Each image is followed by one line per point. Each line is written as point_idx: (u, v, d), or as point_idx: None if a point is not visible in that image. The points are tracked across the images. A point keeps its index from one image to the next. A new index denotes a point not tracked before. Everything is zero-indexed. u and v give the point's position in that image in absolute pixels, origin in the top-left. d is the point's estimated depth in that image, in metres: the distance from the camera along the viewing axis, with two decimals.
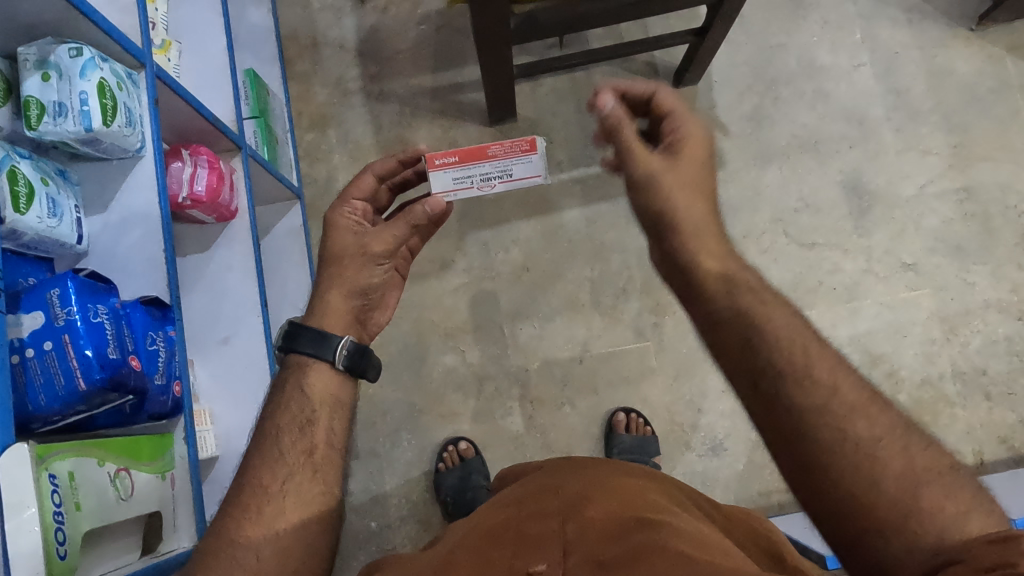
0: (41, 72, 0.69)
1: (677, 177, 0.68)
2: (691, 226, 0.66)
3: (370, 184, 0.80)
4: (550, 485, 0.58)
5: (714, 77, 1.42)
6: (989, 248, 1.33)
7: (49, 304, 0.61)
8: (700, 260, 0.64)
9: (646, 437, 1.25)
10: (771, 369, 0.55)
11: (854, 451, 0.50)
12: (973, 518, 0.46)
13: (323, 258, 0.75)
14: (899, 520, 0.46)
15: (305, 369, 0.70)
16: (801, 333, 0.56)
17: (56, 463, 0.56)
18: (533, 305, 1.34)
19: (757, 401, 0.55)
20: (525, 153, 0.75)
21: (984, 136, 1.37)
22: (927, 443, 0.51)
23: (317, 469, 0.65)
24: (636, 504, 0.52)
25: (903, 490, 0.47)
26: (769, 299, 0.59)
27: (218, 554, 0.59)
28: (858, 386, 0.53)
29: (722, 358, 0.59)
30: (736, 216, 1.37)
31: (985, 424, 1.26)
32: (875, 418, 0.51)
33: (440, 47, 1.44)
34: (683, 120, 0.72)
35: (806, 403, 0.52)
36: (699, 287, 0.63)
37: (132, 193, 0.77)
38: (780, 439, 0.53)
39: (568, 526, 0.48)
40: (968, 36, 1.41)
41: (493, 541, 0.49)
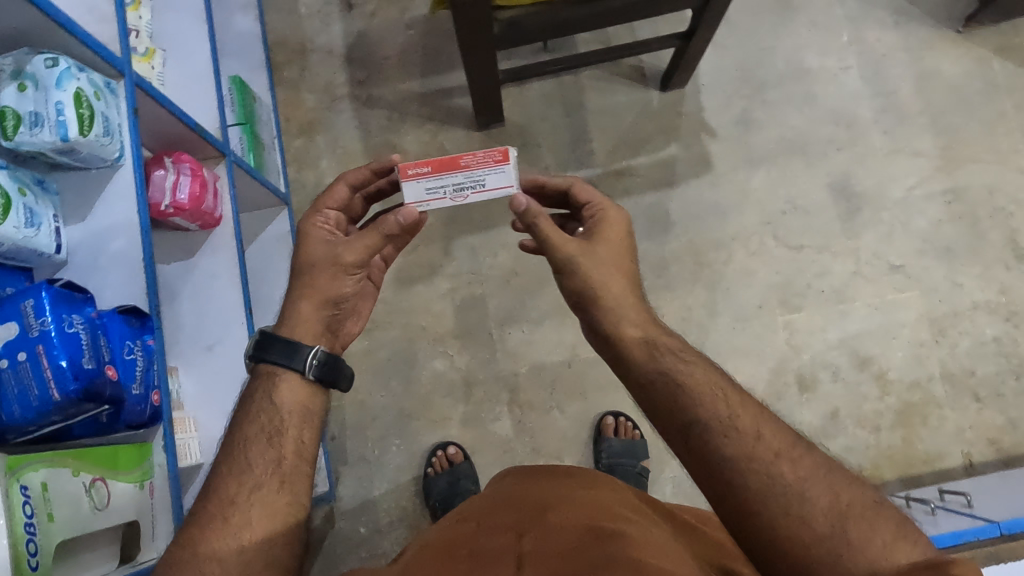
0: (17, 83, 0.70)
1: (595, 256, 0.73)
2: (612, 295, 0.71)
3: (343, 195, 0.81)
4: (509, 499, 0.59)
5: (701, 81, 1.42)
6: (977, 250, 1.33)
7: (23, 314, 0.62)
8: (623, 328, 0.69)
9: (635, 441, 1.26)
10: (699, 423, 0.58)
11: (784, 491, 0.53)
12: (898, 549, 0.49)
13: (296, 268, 0.76)
14: (831, 556, 0.49)
15: (274, 379, 0.71)
16: (723, 388, 0.61)
17: (28, 474, 0.57)
18: (522, 309, 1.34)
19: (689, 450, 0.59)
20: (498, 163, 0.76)
21: (972, 137, 1.37)
22: (851, 480, 0.54)
23: (284, 479, 0.65)
24: (592, 516, 0.52)
25: (831, 528, 0.51)
26: (690, 361, 0.64)
27: (183, 564, 0.59)
28: (781, 435, 0.57)
29: (653, 415, 0.63)
30: (725, 219, 1.37)
31: (974, 426, 1.26)
32: (800, 460, 0.55)
33: (427, 52, 1.44)
34: (603, 209, 0.79)
35: (733, 453, 0.56)
36: (623, 354, 0.68)
37: (110, 203, 0.77)
38: (711, 484, 0.56)
39: (523, 541, 0.49)
40: (955, 38, 1.41)
41: (448, 558, 0.49)
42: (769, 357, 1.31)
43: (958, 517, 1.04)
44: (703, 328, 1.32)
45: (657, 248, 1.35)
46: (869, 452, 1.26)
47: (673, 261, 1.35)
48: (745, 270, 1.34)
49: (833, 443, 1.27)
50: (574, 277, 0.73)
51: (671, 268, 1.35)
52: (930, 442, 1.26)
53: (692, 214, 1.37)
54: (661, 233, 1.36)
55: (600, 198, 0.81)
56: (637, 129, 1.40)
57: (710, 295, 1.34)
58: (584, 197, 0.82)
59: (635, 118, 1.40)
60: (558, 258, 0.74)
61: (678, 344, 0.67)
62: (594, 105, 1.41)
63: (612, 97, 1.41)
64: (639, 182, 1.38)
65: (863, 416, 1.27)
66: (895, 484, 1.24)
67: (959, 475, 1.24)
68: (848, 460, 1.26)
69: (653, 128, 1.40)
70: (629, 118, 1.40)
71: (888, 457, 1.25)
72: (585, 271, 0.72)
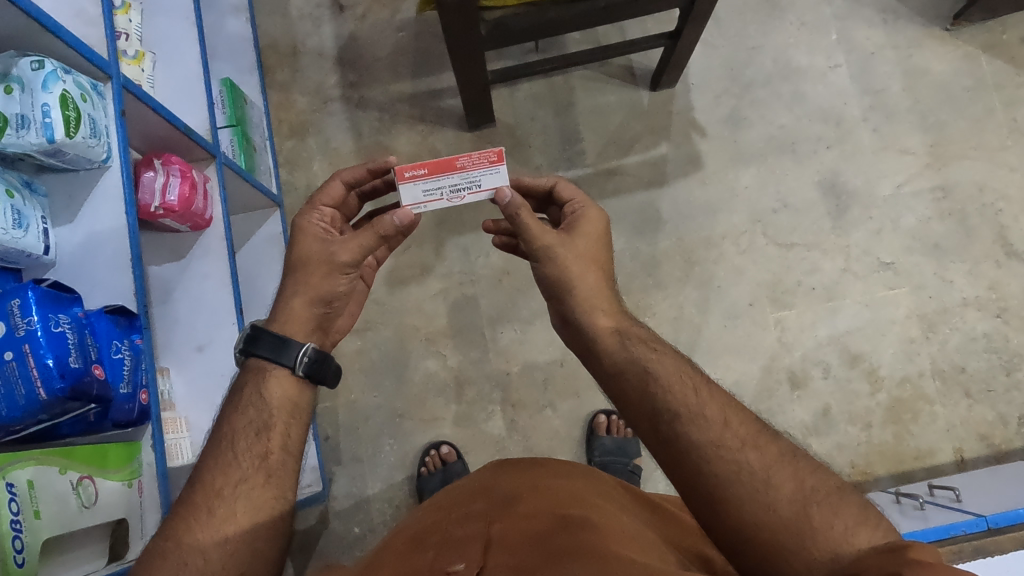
0: (4, 85, 0.70)
1: (574, 247, 0.75)
2: (587, 286, 0.73)
3: (338, 191, 0.81)
4: (484, 487, 0.59)
5: (691, 80, 1.43)
6: (966, 247, 1.33)
7: (9, 314, 0.62)
8: (597, 317, 0.71)
9: (627, 439, 1.27)
10: (667, 412, 0.59)
11: (750, 478, 0.53)
12: (860, 534, 0.49)
13: (289, 264, 0.76)
14: (794, 540, 0.50)
15: (264, 373, 0.71)
16: (692, 377, 0.62)
17: (15, 472, 0.58)
18: (513, 309, 1.35)
19: (656, 439, 0.60)
20: (492, 164, 0.77)
21: (960, 135, 1.38)
22: (815, 466, 0.55)
23: (270, 474, 0.66)
24: (562, 503, 0.53)
25: (795, 513, 0.51)
26: (659, 351, 0.66)
27: (165, 555, 0.60)
28: (747, 423, 0.58)
29: (622, 404, 0.64)
30: (715, 217, 1.37)
31: (965, 422, 1.26)
32: (765, 448, 0.56)
33: (418, 54, 1.45)
34: (582, 206, 0.81)
35: (700, 439, 0.57)
36: (594, 345, 0.69)
37: (98, 203, 0.78)
38: (680, 471, 0.57)
39: (492, 528, 0.49)
40: (943, 36, 1.42)
41: (416, 546, 0.50)
42: (759, 354, 1.31)
43: (946, 511, 1.04)
44: (694, 326, 1.33)
45: (648, 247, 1.36)
46: (860, 448, 1.26)
47: (663, 260, 1.36)
48: (735, 267, 1.35)
49: (824, 439, 1.27)
50: (551, 267, 0.74)
51: (661, 266, 1.35)
52: (921, 438, 1.26)
53: (682, 212, 1.38)
54: (652, 232, 1.37)
55: (580, 196, 0.83)
56: (627, 128, 1.41)
57: (701, 293, 1.34)
58: (566, 194, 0.83)
59: (625, 117, 1.41)
60: (537, 247, 0.75)
61: (650, 335, 0.69)
62: (584, 105, 1.42)
63: (602, 96, 1.42)
64: (629, 181, 1.39)
65: (854, 413, 1.28)
66: (886, 480, 1.25)
67: (950, 470, 1.24)
68: (840, 456, 1.26)
69: (644, 128, 1.41)
70: (619, 118, 1.41)
71: (880, 454, 1.26)
72: (562, 261, 0.74)
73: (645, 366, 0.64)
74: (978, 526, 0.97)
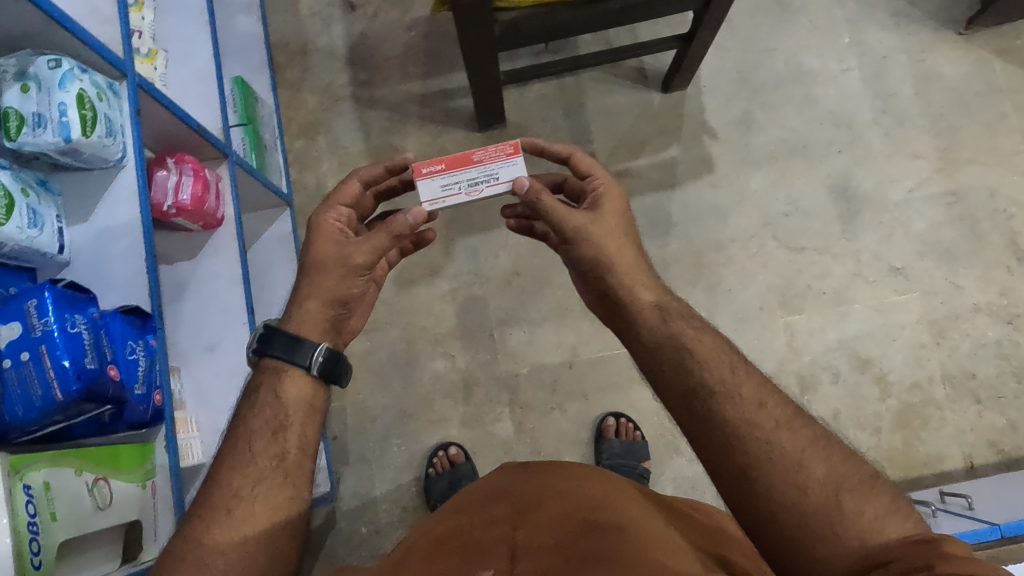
0: (21, 84, 0.70)
1: (603, 223, 0.75)
2: (624, 264, 0.73)
3: (356, 190, 0.81)
4: (506, 488, 0.59)
5: (702, 83, 1.42)
6: (976, 252, 1.33)
7: (26, 314, 0.62)
8: (638, 292, 0.71)
9: (635, 441, 1.25)
10: (703, 389, 0.59)
11: (781, 460, 0.53)
12: (890, 523, 0.49)
13: (304, 265, 0.76)
14: (824, 526, 0.50)
15: (280, 374, 0.71)
16: (728, 356, 0.62)
17: (31, 474, 0.57)
18: (522, 310, 1.34)
19: (688, 416, 0.59)
20: (509, 157, 0.78)
21: (971, 140, 1.37)
22: (847, 453, 0.54)
23: (288, 474, 0.66)
24: (586, 506, 0.52)
25: (826, 498, 0.51)
26: (697, 327, 0.66)
27: (185, 556, 0.60)
28: (782, 405, 0.57)
29: (655, 377, 0.64)
30: (725, 221, 1.37)
31: (974, 428, 1.26)
32: (798, 431, 0.55)
33: (428, 54, 1.44)
34: (602, 181, 0.80)
35: (733, 418, 0.56)
36: (634, 317, 0.69)
37: (114, 203, 0.77)
38: (708, 453, 0.57)
39: (517, 532, 0.49)
40: (955, 40, 1.41)
41: (441, 546, 0.50)
42: (768, 358, 1.31)
43: (958, 519, 1.04)
44: None
45: (657, 250, 1.36)
46: (870, 453, 1.26)
47: (673, 263, 1.35)
48: (745, 271, 1.35)
49: None
50: (587, 247, 0.74)
51: (671, 269, 1.35)
52: (930, 443, 1.26)
53: (692, 216, 1.37)
54: (662, 234, 1.36)
55: (598, 168, 0.81)
56: (637, 130, 1.40)
57: (710, 296, 1.34)
58: (584, 167, 0.82)
59: (636, 120, 1.41)
60: (566, 230, 0.75)
61: (689, 310, 0.68)
62: (594, 107, 1.41)
63: (613, 98, 1.41)
64: (640, 183, 1.38)
65: (863, 418, 1.27)
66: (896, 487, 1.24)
67: (959, 477, 1.24)
68: None
69: (654, 130, 1.40)
70: (630, 120, 1.41)
71: (889, 459, 1.25)
72: (594, 240, 0.74)
73: (682, 341, 0.64)
74: (991, 535, 0.97)
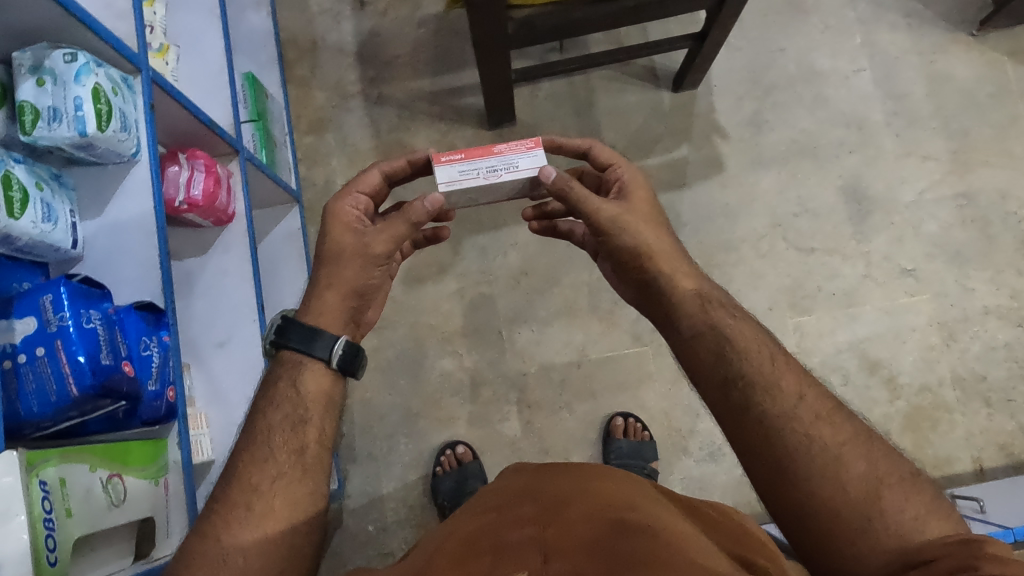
0: (36, 77, 0.70)
1: (637, 213, 0.76)
2: (662, 252, 0.73)
3: (375, 181, 0.83)
4: (528, 486, 0.57)
5: (713, 82, 1.42)
6: (987, 255, 1.32)
7: (42, 309, 0.62)
8: (679, 281, 0.71)
9: (643, 441, 1.25)
10: (741, 379, 0.61)
11: (822, 453, 0.55)
12: (930, 523, 0.51)
13: (322, 255, 0.76)
14: (863, 520, 0.52)
15: (298, 366, 0.71)
16: (768, 347, 0.64)
17: (46, 470, 0.57)
18: (531, 309, 1.34)
19: (725, 405, 0.61)
20: (531, 149, 0.78)
21: (983, 142, 1.37)
22: (888, 449, 0.56)
23: (307, 469, 0.66)
24: (614, 507, 0.51)
25: (865, 494, 0.53)
26: (738, 317, 0.67)
27: (202, 554, 0.60)
28: (822, 398, 0.59)
29: (691, 364, 0.66)
30: (735, 221, 1.36)
31: (984, 431, 1.25)
32: (839, 425, 0.57)
33: (438, 51, 1.44)
34: (624, 170, 0.82)
35: (774, 410, 0.58)
36: (675, 306, 0.69)
37: (127, 198, 0.77)
38: (744, 443, 0.59)
39: (546, 532, 0.48)
40: (968, 41, 1.41)
41: (469, 546, 0.49)
42: None
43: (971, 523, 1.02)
44: None
45: None
46: None
47: None
48: (754, 272, 1.34)
49: None
50: (625, 237, 0.74)
51: None
52: (939, 446, 1.25)
53: (702, 216, 1.37)
54: None
55: (618, 159, 0.84)
56: (648, 129, 1.40)
57: None
58: (604, 158, 0.84)
59: (646, 119, 1.40)
60: (601, 220, 0.75)
61: (729, 299, 0.69)
62: (605, 106, 1.41)
63: (623, 97, 1.41)
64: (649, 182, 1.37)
65: (873, 420, 1.27)
66: None
67: (969, 480, 1.23)
68: None
69: (664, 129, 1.40)
70: (640, 119, 1.40)
71: None
72: (630, 228, 0.75)
73: (721, 330, 0.65)
74: (1004, 538, 0.94)
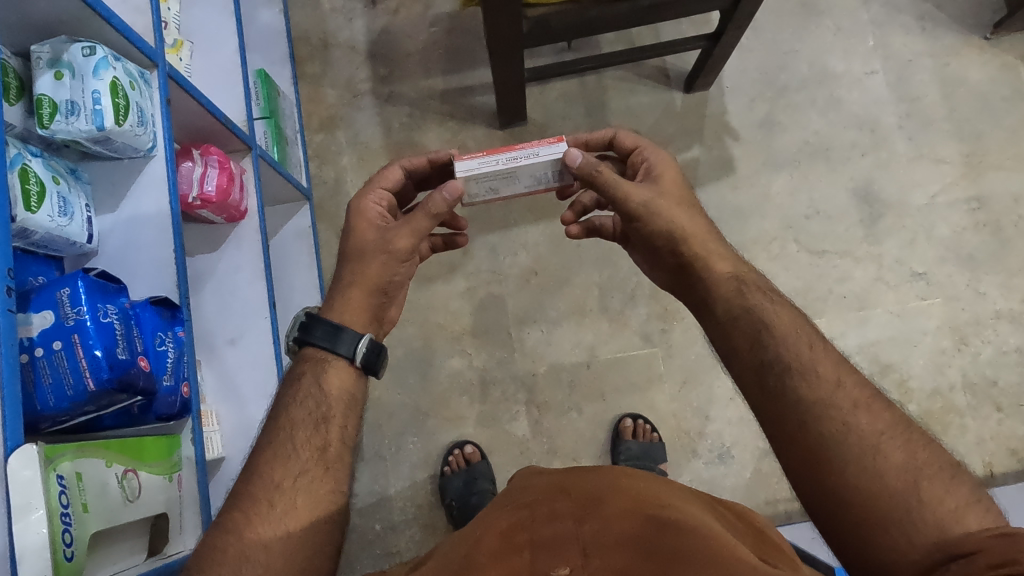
0: (54, 70, 0.69)
1: (668, 195, 0.77)
2: (694, 235, 0.74)
3: (397, 176, 0.84)
4: (559, 481, 0.56)
5: (725, 83, 1.41)
6: (1000, 259, 1.32)
7: (59, 303, 0.62)
8: (713, 263, 0.72)
9: (652, 443, 1.24)
10: (778, 364, 0.61)
11: (858, 441, 0.55)
12: (971, 514, 0.51)
13: (347, 253, 0.77)
14: (899, 511, 0.52)
15: (323, 365, 0.72)
16: (807, 332, 0.64)
17: (62, 464, 0.57)
18: (541, 309, 1.33)
19: (760, 390, 0.62)
20: (554, 143, 0.78)
21: (997, 145, 1.36)
22: (927, 440, 0.56)
23: (329, 466, 0.66)
24: (650, 503, 0.51)
25: (903, 484, 0.53)
26: (776, 302, 0.67)
27: (226, 549, 0.59)
28: (860, 386, 0.59)
29: (728, 347, 0.67)
30: (746, 223, 1.36)
31: (995, 436, 1.25)
32: (877, 413, 0.57)
33: (450, 50, 1.43)
34: (650, 152, 0.83)
35: (810, 396, 0.59)
36: (709, 289, 0.71)
37: (143, 193, 0.77)
38: (779, 430, 0.60)
39: (584, 528, 0.47)
40: (981, 45, 1.40)
41: (506, 537, 0.48)
42: None
43: None
44: None
45: None
46: None
47: None
48: (765, 273, 1.33)
49: None
50: (658, 221, 0.75)
51: None
52: (950, 451, 1.24)
53: (713, 217, 1.36)
54: None
55: (643, 142, 0.85)
56: (659, 129, 1.39)
57: None
58: (629, 143, 0.86)
59: (658, 119, 1.40)
60: (633, 205, 0.76)
61: (766, 283, 0.70)
62: (616, 106, 1.40)
63: (635, 97, 1.40)
64: None
65: None
66: None
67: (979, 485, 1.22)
68: None
69: (676, 130, 1.39)
70: (652, 119, 1.40)
71: None
72: (664, 213, 0.76)
73: (759, 314, 0.66)
74: None
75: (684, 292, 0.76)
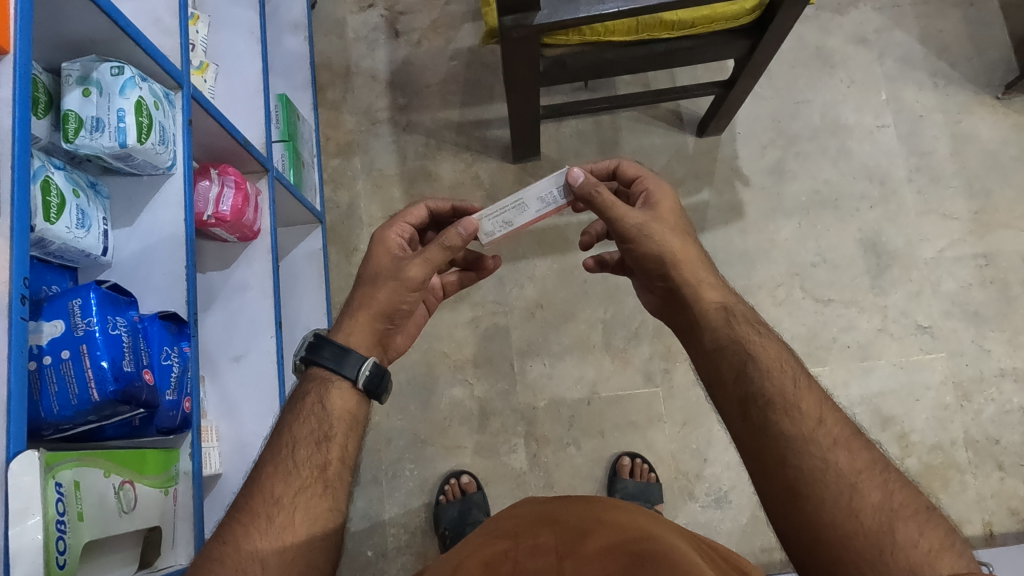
0: (83, 88, 0.72)
1: (664, 222, 0.78)
2: (688, 267, 0.76)
3: (422, 215, 0.87)
4: (543, 511, 0.57)
5: (737, 129, 1.43)
6: (1006, 317, 1.32)
7: (69, 313, 0.63)
8: (706, 294, 0.74)
9: (649, 483, 1.23)
10: (761, 397, 0.62)
11: (836, 479, 0.56)
12: (943, 558, 0.51)
13: (362, 277, 0.79)
14: (874, 551, 0.52)
15: (327, 384, 0.72)
16: (790, 364, 0.64)
17: (62, 472, 0.58)
18: (544, 343, 1.34)
19: (744, 424, 0.63)
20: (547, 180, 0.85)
21: (1005, 203, 1.37)
22: (904, 481, 0.57)
23: (327, 485, 0.66)
24: (634, 536, 0.51)
25: (879, 524, 0.53)
26: (763, 334, 0.68)
27: (224, 561, 0.60)
28: (842, 423, 0.60)
29: (715, 380, 0.67)
30: (752, 268, 1.37)
31: (995, 495, 1.23)
32: (856, 452, 0.58)
33: (469, 83, 1.46)
34: (649, 182, 0.84)
35: (793, 432, 0.59)
36: (702, 319, 0.72)
37: (158, 210, 0.79)
38: (761, 466, 0.60)
39: (566, 564, 0.48)
40: (993, 104, 1.41)
41: (487, 566, 0.48)
42: None
43: None
44: None
45: None
46: None
47: None
48: (771, 319, 1.34)
49: None
50: (649, 245, 0.77)
51: None
52: (949, 507, 1.23)
53: (721, 259, 1.37)
54: None
55: (644, 172, 0.87)
56: (671, 171, 1.41)
57: None
58: (630, 172, 0.87)
59: (669, 161, 1.42)
60: (626, 227, 0.78)
61: (754, 314, 0.71)
62: (629, 146, 1.42)
63: (648, 139, 1.43)
64: None
65: None
66: None
67: (977, 544, 1.21)
68: None
69: (686, 172, 1.41)
70: (663, 160, 1.42)
71: None
72: (654, 236, 0.77)
73: (747, 347, 0.67)
74: None
75: (677, 318, 0.77)
